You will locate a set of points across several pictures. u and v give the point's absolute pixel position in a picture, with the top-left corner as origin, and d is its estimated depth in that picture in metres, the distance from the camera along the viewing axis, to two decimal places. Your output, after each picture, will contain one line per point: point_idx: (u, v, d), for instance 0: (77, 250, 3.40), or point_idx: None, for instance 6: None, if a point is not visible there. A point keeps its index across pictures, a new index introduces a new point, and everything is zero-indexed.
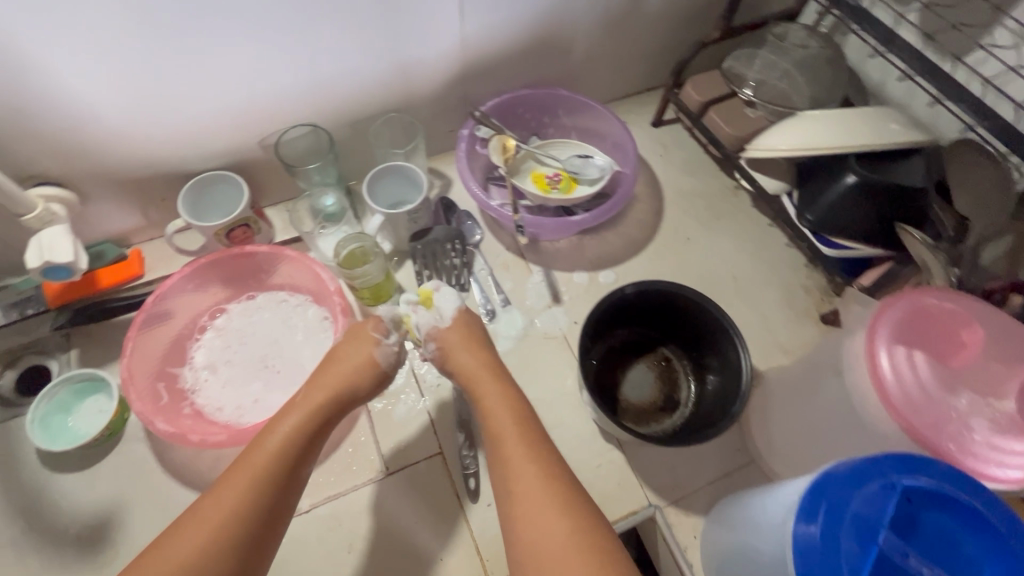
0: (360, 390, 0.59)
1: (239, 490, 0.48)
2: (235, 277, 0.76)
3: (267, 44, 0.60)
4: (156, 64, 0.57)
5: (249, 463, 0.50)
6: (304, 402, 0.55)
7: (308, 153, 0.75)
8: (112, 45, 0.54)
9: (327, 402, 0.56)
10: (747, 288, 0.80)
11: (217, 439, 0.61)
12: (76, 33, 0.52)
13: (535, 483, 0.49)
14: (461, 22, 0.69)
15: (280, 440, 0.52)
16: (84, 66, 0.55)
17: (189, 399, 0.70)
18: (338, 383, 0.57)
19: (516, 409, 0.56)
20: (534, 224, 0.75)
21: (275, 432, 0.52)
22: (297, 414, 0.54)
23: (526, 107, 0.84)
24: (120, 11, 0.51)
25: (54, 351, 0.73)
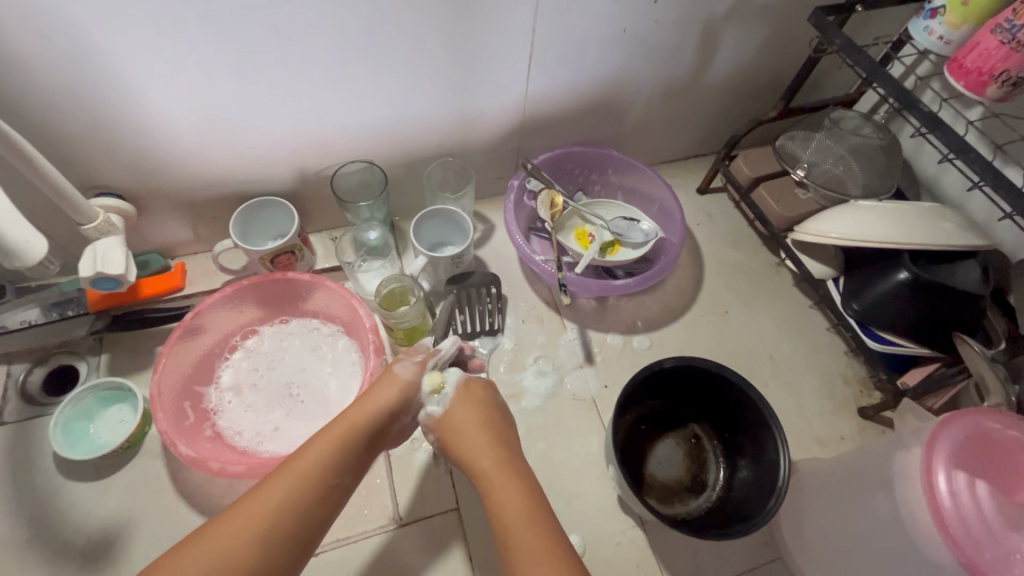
0: (393, 410, 0.55)
1: (275, 494, 0.47)
2: (272, 300, 0.77)
3: (337, 84, 0.62)
4: (232, 95, 0.59)
5: (291, 467, 0.49)
6: (337, 423, 0.53)
7: (360, 189, 0.76)
8: (196, 75, 0.56)
9: (363, 419, 0.53)
10: (783, 370, 0.78)
11: (237, 470, 0.60)
12: (159, 60, 0.53)
13: (541, 559, 0.44)
14: (527, 80, 0.70)
15: (310, 452, 0.50)
16: (161, 89, 0.56)
17: (211, 419, 0.70)
18: (370, 402, 0.54)
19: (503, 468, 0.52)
20: (577, 283, 0.74)
21: (313, 444, 0.51)
22: (334, 428, 0.52)
23: (575, 163, 0.85)
24: (206, 39, 0.53)
25: (85, 353, 0.74)
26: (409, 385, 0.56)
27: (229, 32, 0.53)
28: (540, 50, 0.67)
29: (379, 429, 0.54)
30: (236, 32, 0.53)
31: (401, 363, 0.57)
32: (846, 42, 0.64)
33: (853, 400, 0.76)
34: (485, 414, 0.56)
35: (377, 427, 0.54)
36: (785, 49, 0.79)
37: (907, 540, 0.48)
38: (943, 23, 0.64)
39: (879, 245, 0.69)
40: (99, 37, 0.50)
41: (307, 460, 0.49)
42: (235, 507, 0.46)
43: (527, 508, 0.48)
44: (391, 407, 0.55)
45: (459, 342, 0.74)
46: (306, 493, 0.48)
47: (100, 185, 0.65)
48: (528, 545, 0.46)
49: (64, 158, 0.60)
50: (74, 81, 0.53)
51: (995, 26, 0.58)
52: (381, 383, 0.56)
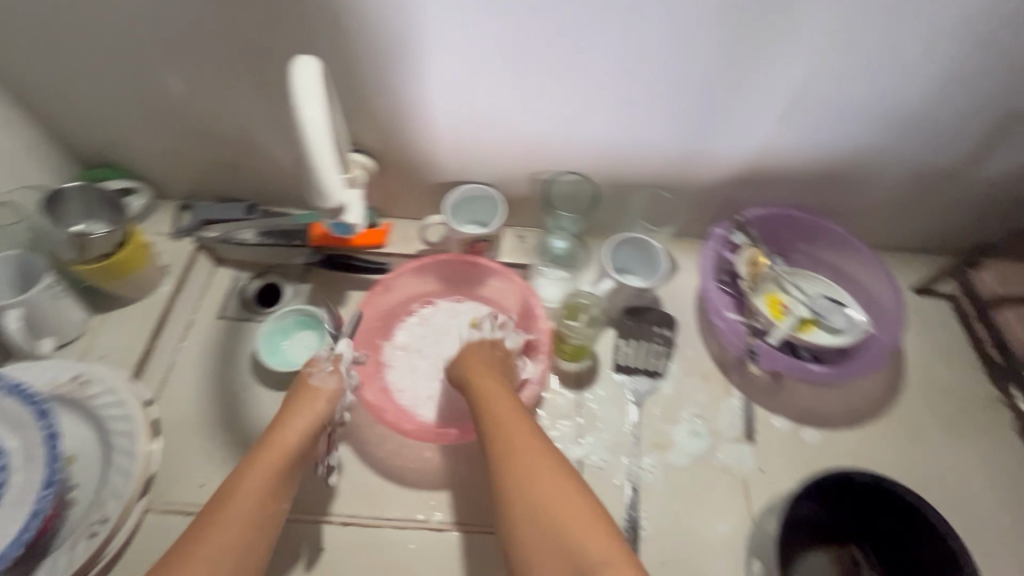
0: (312, 436, 0.61)
1: (237, 529, 0.51)
2: (454, 278, 0.81)
3: (590, 95, 0.64)
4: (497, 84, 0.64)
5: (241, 507, 0.53)
6: (268, 451, 0.57)
7: (567, 200, 0.76)
8: (477, 61, 0.61)
9: (294, 446, 0.59)
10: (981, 526, 0.66)
11: (404, 428, 0.65)
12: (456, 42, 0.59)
13: (582, 505, 0.48)
14: (773, 132, 0.67)
15: (251, 484, 0.55)
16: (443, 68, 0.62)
17: (381, 373, 0.76)
18: (296, 426, 0.60)
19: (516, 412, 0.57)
20: (767, 355, 0.70)
21: (252, 477, 0.55)
22: (271, 461, 0.57)
23: (785, 227, 0.79)
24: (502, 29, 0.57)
25: (293, 279, 0.85)
26: (332, 396, 0.63)
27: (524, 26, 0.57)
28: (801, 105, 0.63)
29: (301, 457, 0.59)
30: (527, 30, 0.58)
31: (316, 376, 0.64)
32: None
33: None
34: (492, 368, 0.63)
35: (304, 445, 0.59)
36: None
37: None
38: None
39: None
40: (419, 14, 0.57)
41: (246, 480, 0.55)
42: (209, 519, 0.51)
43: (535, 440, 0.53)
44: (308, 435, 0.60)
45: (619, 374, 0.72)
46: (257, 523, 0.53)
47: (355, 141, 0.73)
48: (559, 488, 0.49)
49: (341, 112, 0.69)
50: (380, 50, 0.60)
51: None
52: (300, 407, 0.61)
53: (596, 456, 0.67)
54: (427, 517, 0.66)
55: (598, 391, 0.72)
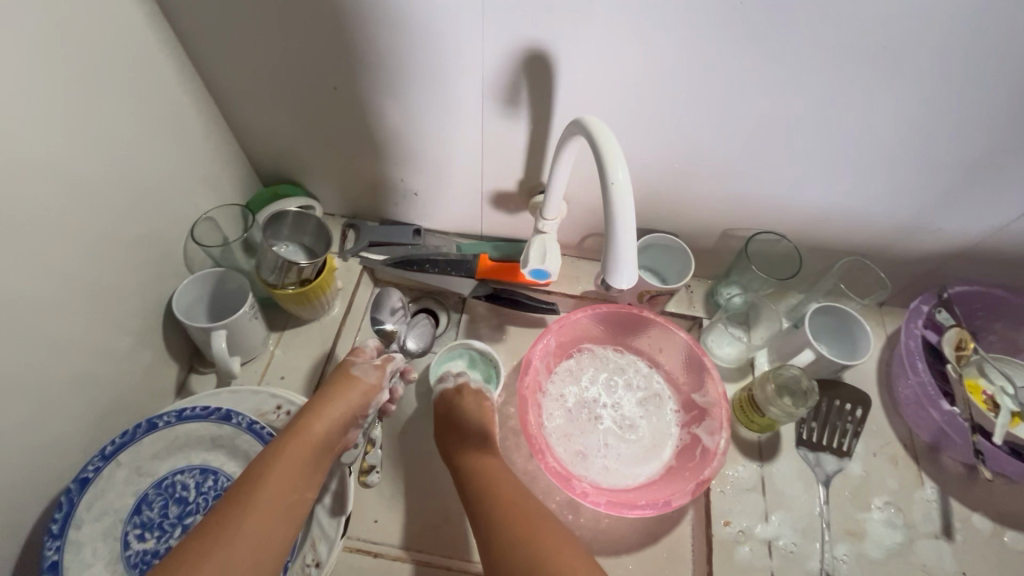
0: (346, 424, 0.59)
1: (261, 513, 0.49)
2: (620, 328, 0.78)
3: (825, 161, 0.60)
4: (728, 140, 0.59)
5: (262, 494, 0.50)
6: (294, 442, 0.55)
7: (756, 258, 0.73)
8: (719, 117, 0.57)
9: (319, 439, 0.56)
10: None
11: (596, 499, 0.62)
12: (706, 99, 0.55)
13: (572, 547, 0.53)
14: (1018, 214, 0.62)
15: (278, 469, 0.52)
16: (676, 122, 0.58)
17: (546, 431, 0.72)
18: (329, 416, 0.58)
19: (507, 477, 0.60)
20: (989, 454, 0.65)
21: (278, 464, 0.52)
22: (297, 448, 0.54)
23: (987, 306, 0.73)
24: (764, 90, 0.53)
25: (449, 307, 0.84)
26: (367, 386, 0.63)
27: (789, 88, 0.52)
28: None
29: (329, 445, 0.57)
30: (797, 98, 0.53)
31: (356, 367, 0.64)
32: None
33: None
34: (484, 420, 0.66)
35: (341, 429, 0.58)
36: None
37: None
38: None
39: None
40: (682, 72, 0.53)
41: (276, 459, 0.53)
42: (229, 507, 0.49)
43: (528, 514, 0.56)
44: (345, 419, 0.59)
45: (801, 450, 0.69)
46: (286, 510, 0.51)
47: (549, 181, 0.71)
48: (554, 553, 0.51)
49: None
50: (620, 101, 0.57)
51: None
52: (344, 393, 0.61)
53: (784, 539, 0.64)
54: None
55: (782, 466, 0.68)
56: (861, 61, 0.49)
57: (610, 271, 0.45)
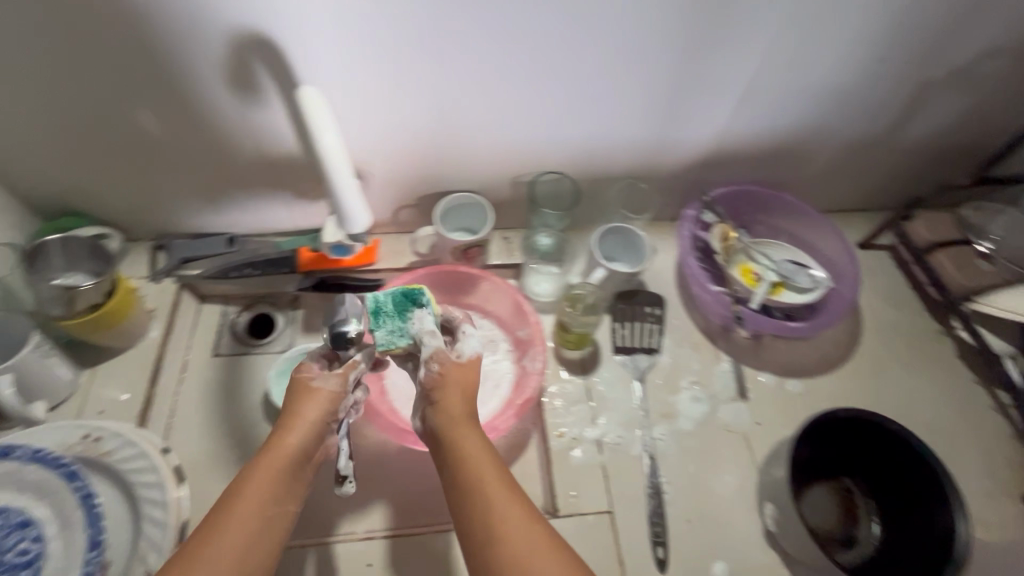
0: (315, 436, 0.54)
1: (230, 546, 0.46)
2: (447, 287, 0.83)
3: (563, 100, 0.68)
4: (473, 92, 0.66)
5: (233, 525, 0.47)
6: (265, 459, 0.52)
7: (548, 198, 0.80)
8: (454, 72, 0.63)
9: (292, 453, 0.52)
10: (942, 444, 0.76)
11: None
12: (433, 56, 0.61)
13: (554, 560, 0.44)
14: (731, 117, 0.73)
15: (250, 497, 0.49)
16: (420, 83, 0.64)
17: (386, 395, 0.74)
18: (297, 425, 0.54)
19: (493, 464, 0.51)
20: (752, 320, 0.78)
21: (252, 489, 0.49)
22: (267, 467, 0.51)
23: (746, 201, 0.87)
24: (477, 40, 0.59)
25: (284, 306, 0.84)
26: (332, 395, 0.56)
27: (499, 37, 0.59)
28: (752, 91, 0.70)
29: (303, 461, 0.53)
30: (512, 45, 0.61)
31: (316, 376, 0.56)
32: None
33: (1017, 486, 0.74)
34: (468, 404, 0.56)
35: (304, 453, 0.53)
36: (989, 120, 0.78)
37: None
38: None
39: None
40: (406, 34, 0.58)
41: (238, 494, 0.49)
42: (186, 548, 0.46)
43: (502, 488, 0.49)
44: (310, 441, 0.54)
45: (618, 356, 0.78)
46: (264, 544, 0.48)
47: None
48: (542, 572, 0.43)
49: None
50: (364, 72, 0.61)
51: None
52: (310, 397, 0.55)
53: (611, 434, 0.72)
54: None
55: (604, 374, 0.77)
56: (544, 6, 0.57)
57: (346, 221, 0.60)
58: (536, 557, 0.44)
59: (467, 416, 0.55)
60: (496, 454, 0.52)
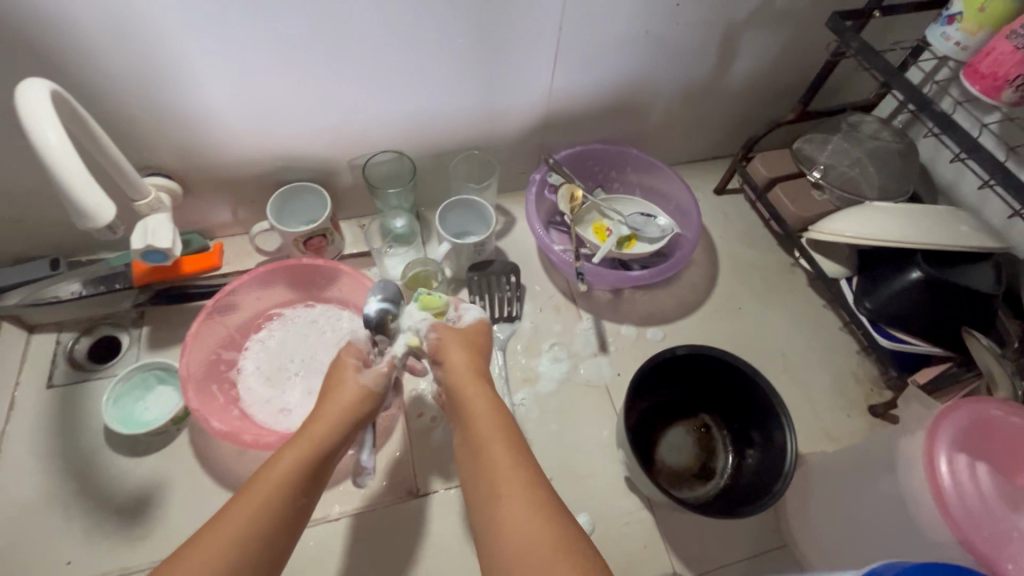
0: (347, 427, 0.54)
1: (241, 520, 0.44)
2: (300, 282, 0.79)
3: (368, 77, 0.66)
4: (265, 77, 0.62)
5: (249, 496, 0.46)
6: (298, 441, 0.51)
7: (389, 178, 0.80)
8: (235, 57, 0.59)
9: (325, 440, 0.52)
10: (795, 368, 0.80)
11: (269, 440, 0.63)
12: (203, 41, 0.57)
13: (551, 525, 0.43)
14: (552, 77, 0.73)
15: (275, 474, 0.48)
16: (201, 72, 0.60)
17: (238, 403, 0.73)
18: (330, 415, 0.54)
19: (498, 428, 0.52)
20: (593, 273, 0.78)
21: (273, 468, 0.49)
22: (296, 452, 0.50)
23: (596, 160, 0.87)
24: (244, 22, 0.56)
25: (128, 325, 0.79)
26: (370, 391, 0.57)
27: (269, 17, 0.56)
28: (564, 50, 0.70)
29: (335, 448, 0.53)
30: (289, 29, 0.58)
31: (362, 371, 0.58)
32: (862, 45, 0.65)
33: (864, 398, 0.78)
34: (472, 360, 0.58)
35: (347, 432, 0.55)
36: (803, 54, 0.81)
37: (907, 521, 0.49)
38: (959, 29, 0.64)
39: (892, 244, 0.69)
40: (165, 20, 0.54)
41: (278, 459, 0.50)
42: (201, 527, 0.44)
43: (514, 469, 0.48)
44: (350, 422, 0.55)
45: None
46: (278, 524, 0.46)
47: (150, 165, 0.70)
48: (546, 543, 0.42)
49: (119, 135, 0.65)
50: (137, 67, 0.58)
51: (1010, 31, 0.58)
52: (341, 387, 0.57)
53: None
54: (326, 512, 0.67)
55: None
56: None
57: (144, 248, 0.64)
58: (549, 541, 0.42)
59: (471, 371, 0.57)
60: (510, 423, 0.53)
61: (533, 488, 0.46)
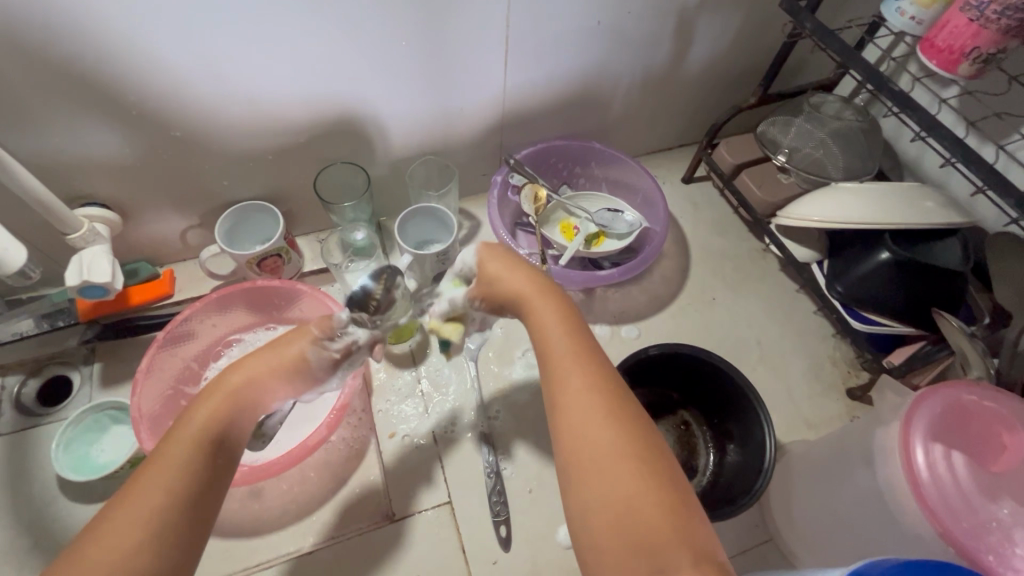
0: (272, 370, 0.51)
1: (157, 482, 0.40)
2: (259, 305, 0.76)
3: (311, 85, 0.62)
4: (196, 91, 0.59)
5: (165, 456, 0.41)
6: (213, 392, 0.47)
7: (344, 191, 0.78)
8: (160, 71, 0.56)
9: (243, 387, 0.48)
10: (772, 357, 0.79)
11: None
12: (123, 56, 0.53)
13: (610, 418, 0.41)
14: (504, 75, 0.71)
15: (191, 428, 0.44)
16: (124, 88, 0.56)
17: None
18: (253, 366, 0.50)
19: (565, 331, 0.47)
20: (562, 275, 0.75)
21: (189, 421, 0.44)
22: (210, 403, 0.46)
23: (559, 157, 0.85)
24: (163, 34, 0.52)
25: (79, 363, 0.74)
26: (303, 346, 0.53)
27: (190, 27, 0.52)
28: (516, 44, 0.67)
29: (255, 395, 0.49)
30: (220, 39, 0.54)
31: (300, 338, 0.53)
32: (817, 24, 0.63)
33: (842, 381, 0.77)
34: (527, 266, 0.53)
35: (287, 374, 0.52)
36: (759, 37, 0.79)
37: (888, 514, 0.48)
38: (914, 3, 0.62)
39: (858, 226, 0.68)
40: (75, 34, 0.50)
41: (211, 396, 0.46)
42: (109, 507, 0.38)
43: (583, 368, 0.44)
44: (282, 366, 0.52)
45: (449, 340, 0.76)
46: (209, 471, 0.42)
47: (83, 195, 0.66)
48: (608, 446, 0.39)
49: (43, 165, 0.61)
50: (56, 89, 0.54)
51: (964, 4, 0.57)
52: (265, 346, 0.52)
53: (447, 422, 0.71)
54: (299, 544, 0.63)
55: (432, 360, 0.75)
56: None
57: (85, 284, 0.62)
58: (612, 454, 0.39)
59: (529, 273, 0.53)
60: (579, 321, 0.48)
61: (597, 371, 0.44)
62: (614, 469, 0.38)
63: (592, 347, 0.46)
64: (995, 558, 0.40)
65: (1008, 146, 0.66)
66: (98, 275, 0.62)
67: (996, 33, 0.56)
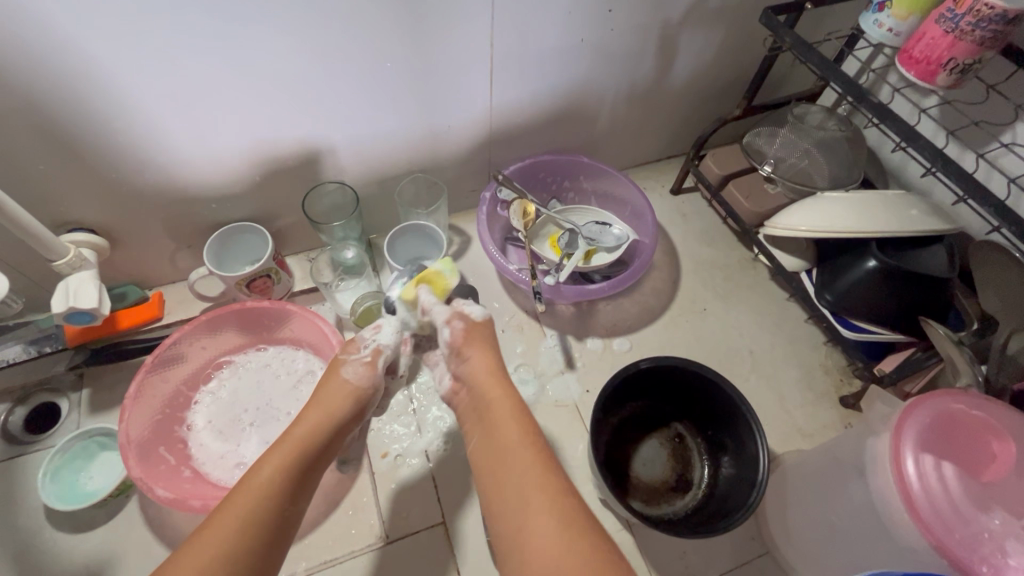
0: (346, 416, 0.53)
1: (225, 533, 0.43)
2: (249, 326, 0.75)
3: (296, 108, 0.63)
4: (177, 115, 0.58)
5: (233, 508, 0.44)
6: (284, 442, 0.49)
7: (333, 211, 0.78)
8: (138, 98, 0.55)
9: (312, 439, 0.50)
10: (765, 366, 0.79)
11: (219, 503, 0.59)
12: (103, 83, 0.53)
13: (550, 513, 0.43)
14: (491, 93, 0.71)
15: (262, 482, 0.46)
16: (105, 114, 0.56)
17: (190, 462, 0.69)
18: (322, 415, 0.52)
19: (521, 429, 0.49)
20: (552, 291, 0.75)
21: (260, 471, 0.47)
22: (282, 451, 0.48)
23: (548, 171, 0.86)
24: (143, 63, 0.52)
25: (67, 389, 0.73)
26: (360, 389, 0.55)
27: (171, 56, 0.53)
28: (502, 63, 0.67)
29: (325, 447, 0.51)
30: (202, 62, 0.54)
31: (348, 365, 0.56)
32: (797, 39, 0.64)
33: (834, 389, 0.77)
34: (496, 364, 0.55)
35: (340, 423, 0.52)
36: (742, 50, 0.80)
37: (881, 526, 0.48)
38: (891, 15, 0.63)
39: (845, 235, 0.68)
40: (53, 65, 0.50)
41: (286, 439, 0.50)
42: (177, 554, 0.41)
43: (533, 467, 0.46)
44: (343, 416, 0.53)
45: None
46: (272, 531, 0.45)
47: (70, 221, 0.66)
48: (550, 547, 0.41)
49: (31, 194, 0.61)
50: (38, 120, 0.54)
51: (939, 16, 0.58)
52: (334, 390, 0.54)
53: (441, 439, 0.71)
54: (291, 570, 0.62)
55: (424, 378, 0.75)
56: (208, 19, 0.51)
57: (73, 311, 0.62)
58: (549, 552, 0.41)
59: (494, 371, 0.54)
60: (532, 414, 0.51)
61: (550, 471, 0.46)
62: (556, 561, 0.40)
63: (540, 439, 0.49)
64: (988, 571, 0.40)
65: (988, 154, 0.67)
66: (83, 302, 0.62)
67: (972, 44, 0.57)
